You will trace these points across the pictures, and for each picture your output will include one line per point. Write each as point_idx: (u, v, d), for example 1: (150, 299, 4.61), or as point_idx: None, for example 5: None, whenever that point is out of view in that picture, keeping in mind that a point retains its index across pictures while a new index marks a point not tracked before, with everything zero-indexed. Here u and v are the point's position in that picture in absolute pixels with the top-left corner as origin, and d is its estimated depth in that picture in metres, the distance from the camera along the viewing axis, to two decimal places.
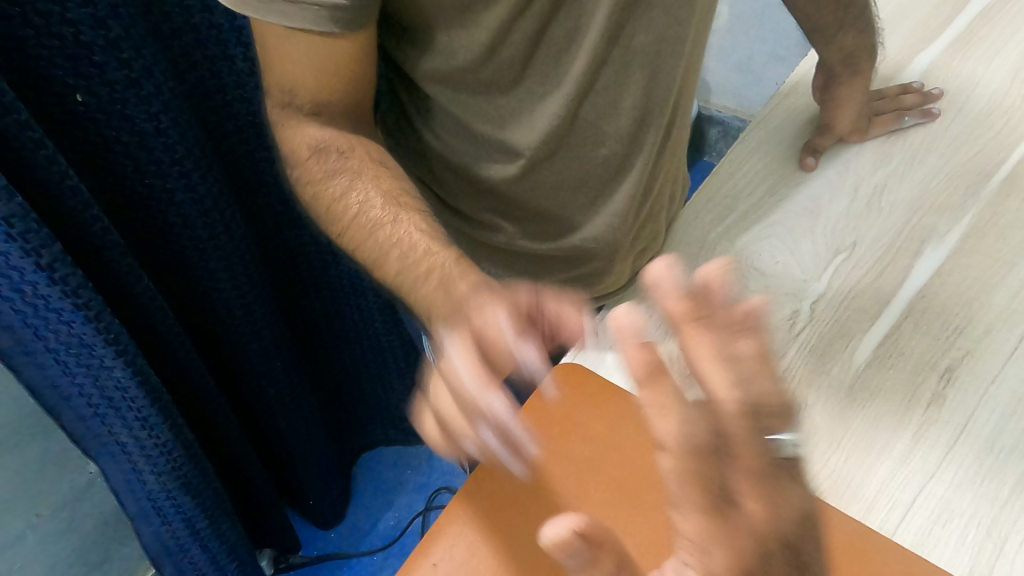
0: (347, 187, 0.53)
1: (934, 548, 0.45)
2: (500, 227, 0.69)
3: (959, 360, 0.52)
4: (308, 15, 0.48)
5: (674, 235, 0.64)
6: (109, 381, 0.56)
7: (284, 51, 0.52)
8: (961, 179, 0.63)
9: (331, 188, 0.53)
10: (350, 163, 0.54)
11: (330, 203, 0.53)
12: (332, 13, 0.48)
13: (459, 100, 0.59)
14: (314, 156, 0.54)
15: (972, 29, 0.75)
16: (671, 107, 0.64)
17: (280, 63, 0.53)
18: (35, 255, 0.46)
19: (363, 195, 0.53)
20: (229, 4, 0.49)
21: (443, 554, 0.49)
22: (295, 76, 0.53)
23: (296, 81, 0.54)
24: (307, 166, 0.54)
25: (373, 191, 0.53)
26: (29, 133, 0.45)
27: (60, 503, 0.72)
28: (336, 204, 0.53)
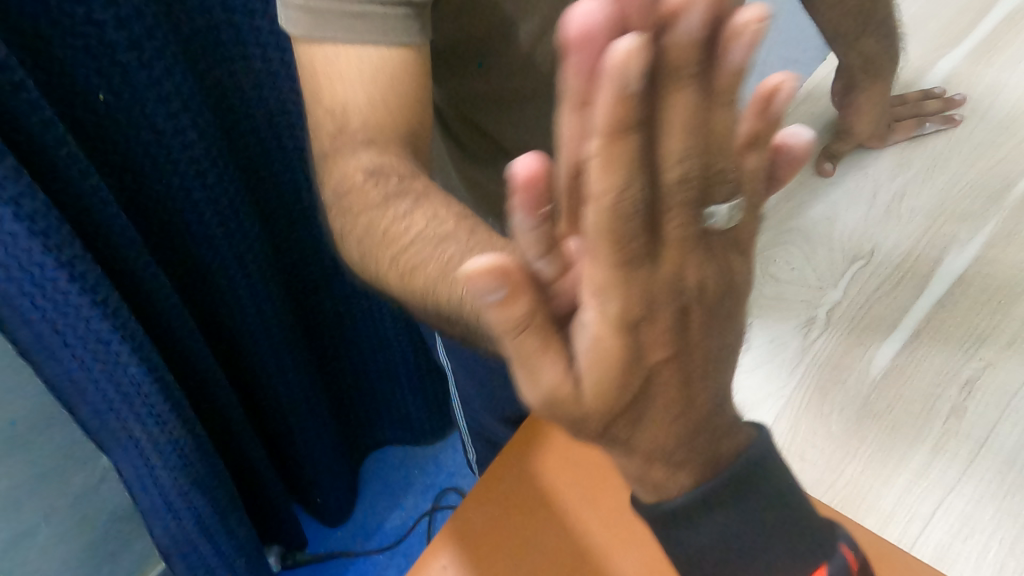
0: (409, 208, 0.45)
1: (952, 563, 0.44)
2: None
3: (980, 372, 0.51)
4: (375, 29, 0.47)
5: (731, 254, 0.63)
6: (124, 377, 0.56)
7: (331, 68, 0.48)
8: (983, 187, 0.62)
9: (386, 215, 0.45)
10: (411, 186, 0.46)
11: (387, 228, 0.45)
12: (402, 21, 0.48)
13: (495, 112, 0.63)
14: (369, 181, 0.46)
15: (996, 34, 0.73)
16: None
17: (328, 82, 0.49)
18: (56, 251, 0.47)
19: (431, 212, 0.45)
20: (291, 29, 0.48)
21: (452, 557, 0.49)
22: (343, 97, 0.49)
23: (347, 104, 0.49)
24: (361, 193, 0.46)
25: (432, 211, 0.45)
26: (54, 132, 0.46)
27: (72, 497, 0.73)
28: (396, 227, 0.44)
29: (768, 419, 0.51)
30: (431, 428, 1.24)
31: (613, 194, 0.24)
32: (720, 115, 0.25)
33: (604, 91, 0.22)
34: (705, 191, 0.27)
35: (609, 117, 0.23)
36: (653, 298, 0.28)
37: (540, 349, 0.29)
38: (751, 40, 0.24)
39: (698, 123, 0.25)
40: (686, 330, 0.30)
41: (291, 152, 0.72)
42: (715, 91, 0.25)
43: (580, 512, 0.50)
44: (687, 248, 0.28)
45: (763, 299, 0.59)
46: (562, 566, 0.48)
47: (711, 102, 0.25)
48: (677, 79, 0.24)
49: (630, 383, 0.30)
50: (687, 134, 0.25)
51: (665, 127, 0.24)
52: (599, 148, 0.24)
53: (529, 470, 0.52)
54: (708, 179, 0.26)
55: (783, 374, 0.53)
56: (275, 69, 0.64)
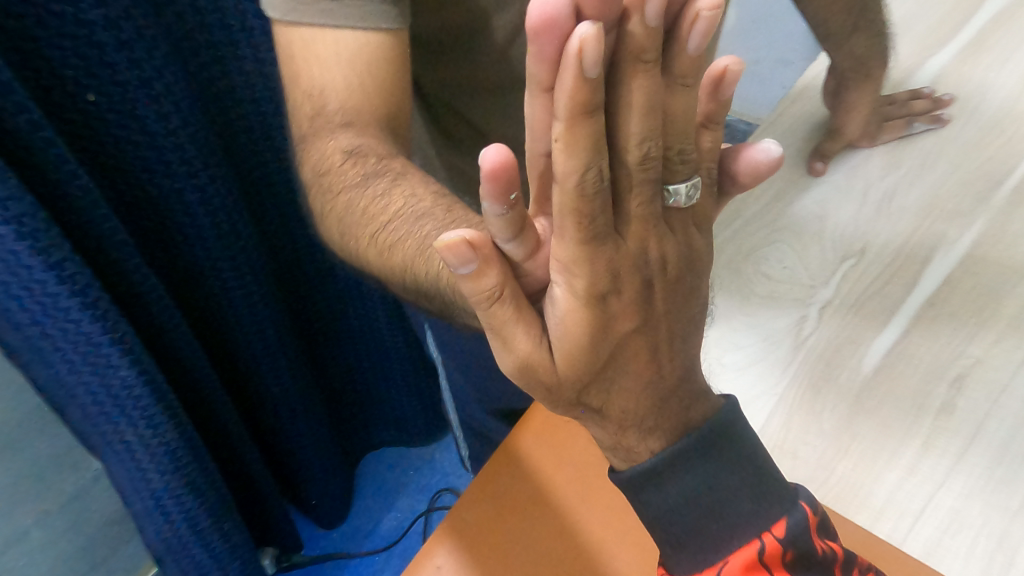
0: (388, 186, 0.45)
1: (942, 559, 0.44)
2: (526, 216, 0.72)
3: (969, 368, 0.52)
4: (353, 13, 0.48)
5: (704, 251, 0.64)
6: (115, 380, 0.56)
7: (309, 50, 0.49)
8: (971, 185, 0.63)
9: (366, 193, 0.45)
10: (390, 166, 0.46)
11: (367, 206, 0.45)
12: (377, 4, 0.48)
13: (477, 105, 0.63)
14: (348, 161, 0.47)
15: (983, 35, 0.74)
16: None
17: (307, 64, 0.50)
18: (44, 254, 0.46)
19: (409, 190, 0.45)
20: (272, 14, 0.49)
21: (447, 557, 0.49)
22: (321, 80, 0.49)
23: (324, 85, 0.49)
24: (339, 172, 0.47)
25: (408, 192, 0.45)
26: (42, 133, 0.46)
27: (64, 501, 0.73)
28: (374, 205, 0.45)
29: (761, 417, 0.52)
30: (426, 429, 1.24)
31: (577, 173, 0.30)
32: (676, 100, 0.31)
33: (566, 75, 0.27)
34: (663, 164, 0.33)
35: (572, 104, 0.28)
36: (617, 271, 0.34)
37: (514, 323, 0.33)
38: (705, 30, 0.28)
39: (655, 104, 0.30)
40: (651, 300, 0.36)
41: (283, 153, 0.72)
42: (671, 75, 0.30)
43: (575, 508, 0.50)
44: (649, 221, 0.34)
45: (755, 297, 0.59)
46: (556, 565, 0.49)
47: (667, 86, 0.31)
48: (635, 64, 0.29)
49: (602, 350, 0.35)
50: (643, 115, 0.30)
51: (628, 107, 0.30)
52: (561, 128, 0.29)
53: (523, 468, 0.52)
54: (667, 155, 0.33)
55: (776, 372, 0.54)
56: (267, 70, 0.64)
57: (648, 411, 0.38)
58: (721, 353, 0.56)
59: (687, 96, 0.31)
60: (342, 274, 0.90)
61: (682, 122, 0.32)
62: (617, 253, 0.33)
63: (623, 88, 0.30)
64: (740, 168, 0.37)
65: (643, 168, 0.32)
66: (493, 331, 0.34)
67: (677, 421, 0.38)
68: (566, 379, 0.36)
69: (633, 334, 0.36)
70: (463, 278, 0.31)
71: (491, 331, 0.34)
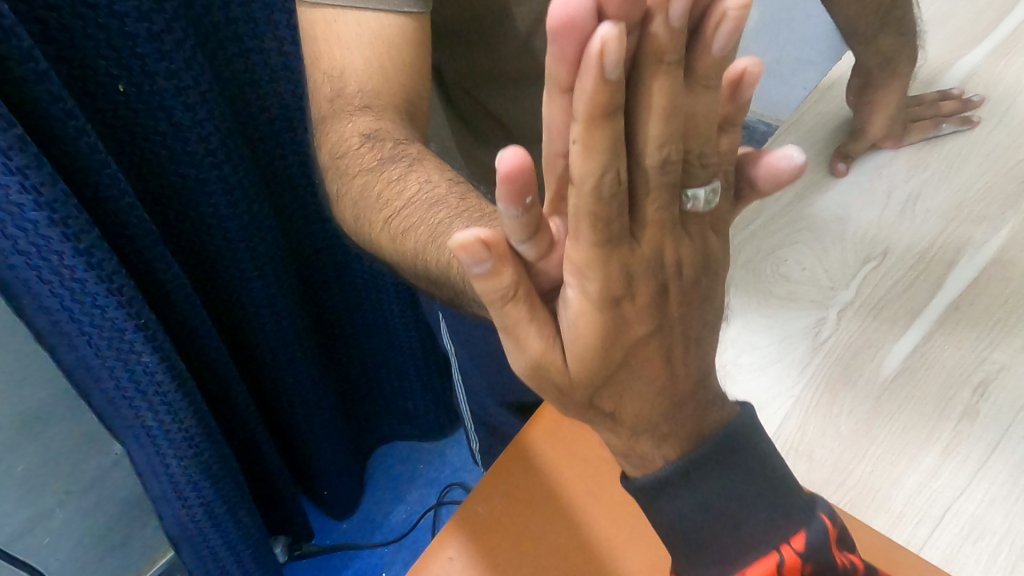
0: (405, 170, 0.46)
1: (962, 566, 0.44)
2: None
3: (994, 375, 0.51)
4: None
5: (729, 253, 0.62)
6: (138, 365, 0.57)
7: (331, 30, 0.50)
8: (999, 189, 0.61)
9: (382, 178, 0.46)
10: (407, 151, 0.47)
11: (382, 189, 0.46)
12: None
13: (499, 98, 0.63)
14: (366, 145, 0.47)
15: (1015, 36, 0.73)
16: None
17: (329, 50, 0.51)
18: (74, 240, 0.47)
19: (424, 176, 0.45)
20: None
21: (459, 548, 0.49)
22: (342, 62, 0.50)
23: (344, 66, 0.50)
24: (356, 155, 0.47)
25: (428, 173, 0.45)
26: (74, 122, 0.47)
27: (86, 483, 0.74)
28: (390, 189, 0.45)
29: (777, 419, 0.51)
30: (438, 424, 1.25)
31: (594, 177, 0.29)
32: (699, 102, 0.30)
33: (586, 77, 0.26)
34: (683, 169, 0.32)
35: (591, 106, 0.27)
36: (631, 275, 0.33)
37: (526, 323, 0.33)
38: (732, 29, 0.27)
39: (676, 108, 0.29)
40: (666, 308, 0.35)
41: (304, 146, 0.73)
42: (693, 74, 0.29)
43: (587, 505, 0.50)
44: (665, 226, 0.33)
45: (772, 297, 0.58)
46: (566, 561, 0.49)
47: (688, 86, 0.29)
48: (657, 65, 0.28)
49: (614, 354, 0.35)
50: (662, 118, 0.29)
51: (647, 108, 0.29)
52: (580, 131, 0.28)
53: (536, 462, 0.52)
54: (686, 157, 0.31)
55: (792, 373, 0.53)
56: (291, 64, 0.64)
57: (662, 418, 0.37)
58: (737, 354, 0.55)
59: (710, 97, 0.30)
60: (358, 267, 0.90)
61: (703, 125, 0.30)
62: (631, 256, 0.32)
63: (644, 89, 0.29)
64: (757, 172, 0.35)
65: (660, 173, 0.31)
66: (505, 329, 0.33)
67: (693, 431, 0.37)
68: (577, 382, 0.35)
69: (646, 339, 0.35)
70: (479, 279, 0.30)
71: (502, 331, 0.33)
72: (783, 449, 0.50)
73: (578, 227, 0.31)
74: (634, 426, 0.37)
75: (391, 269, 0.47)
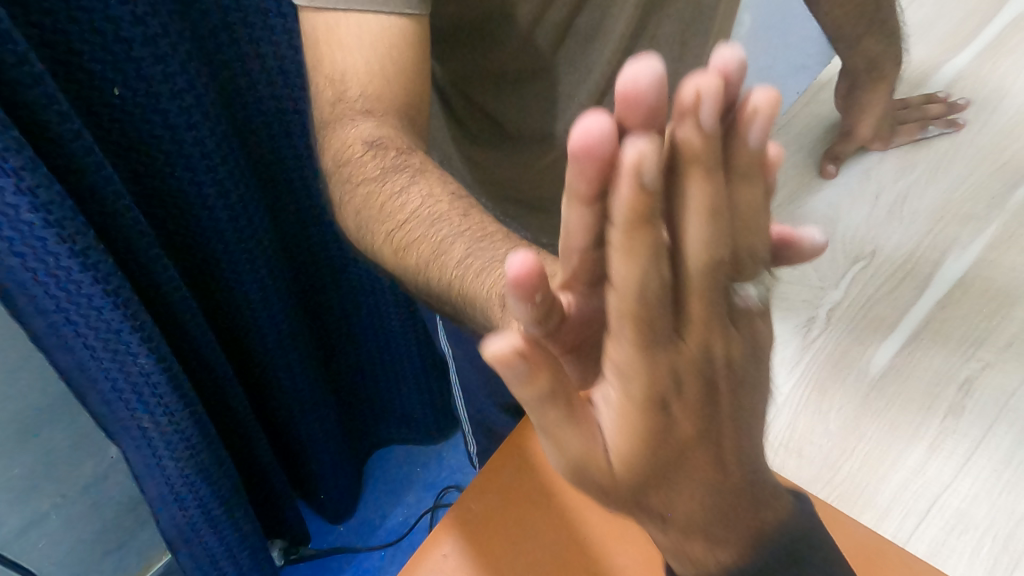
0: (408, 181, 0.47)
1: (947, 559, 0.44)
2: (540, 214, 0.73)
3: (979, 372, 0.51)
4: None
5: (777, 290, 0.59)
6: (133, 366, 0.57)
7: (332, 35, 0.50)
8: (985, 190, 0.62)
9: (385, 188, 0.46)
10: (411, 162, 0.48)
11: (385, 202, 0.46)
12: None
13: (494, 99, 0.63)
14: (368, 152, 0.48)
15: (1000, 39, 0.74)
16: None
17: (329, 49, 0.51)
18: (70, 241, 0.48)
19: (426, 188, 0.46)
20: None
21: (453, 546, 0.50)
22: (343, 67, 0.50)
23: (346, 70, 0.50)
24: (359, 164, 0.48)
25: (434, 187, 0.46)
26: (69, 125, 0.48)
27: (82, 485, 0.75)
28: (393, 202, 0.46)
29: (767, 417, 0.52)
30: (436, 427, 1.26)
31: (639, 280, 0.28)
32: (738, 194, 0.29)
33: (622, 185, 0.26)
34: (732, 266, 0.31)
35: (631, 214, 0.27)
36: (679, 374, 0.31)
37: (569, 430, 0.30)
38: (766, 122, 0.27)
39: (718, 206, 0.29)
40: (716, 404, 0.32)
41: (301, 150, 0.73)
42: (728, 167, 0.28)
43: (581, 505, 0.51)
44: (713, 318, 0.31)
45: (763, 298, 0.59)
46: (561, 562, 0.49)
47: (727, 180, 0.29)
48: (692, 168, 0.28)
49: (663, 457, 0.32)
50: (704, 216, 0.29)
51: (687, 211, 0.29)
52: (619, 239, 0.27)
53: (531, 461, 0.52)
54: (735, 252, 0.30)
55: (783, 372, 0.54)
56: (287, 68, 0.65)
57: (713, 518, 0.34)
58: None
59: (750, 189, 0.29)
60: (354, 271, 0.91)
61: (747, 218, 0.30)
62: (677, 353, 0.31)
63: (683, 190, 0.28)
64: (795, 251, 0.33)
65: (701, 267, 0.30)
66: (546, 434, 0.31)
67: (745, 530, 0.35)
68: (621, 484, 0.32)
69: (696, 439, 0.32)
70: (516, 384, 0.29)
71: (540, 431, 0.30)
72: (776, 447, 0.50)
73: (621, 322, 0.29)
74: (683, 525, 0.34)
75: (387, 271, 0.48)
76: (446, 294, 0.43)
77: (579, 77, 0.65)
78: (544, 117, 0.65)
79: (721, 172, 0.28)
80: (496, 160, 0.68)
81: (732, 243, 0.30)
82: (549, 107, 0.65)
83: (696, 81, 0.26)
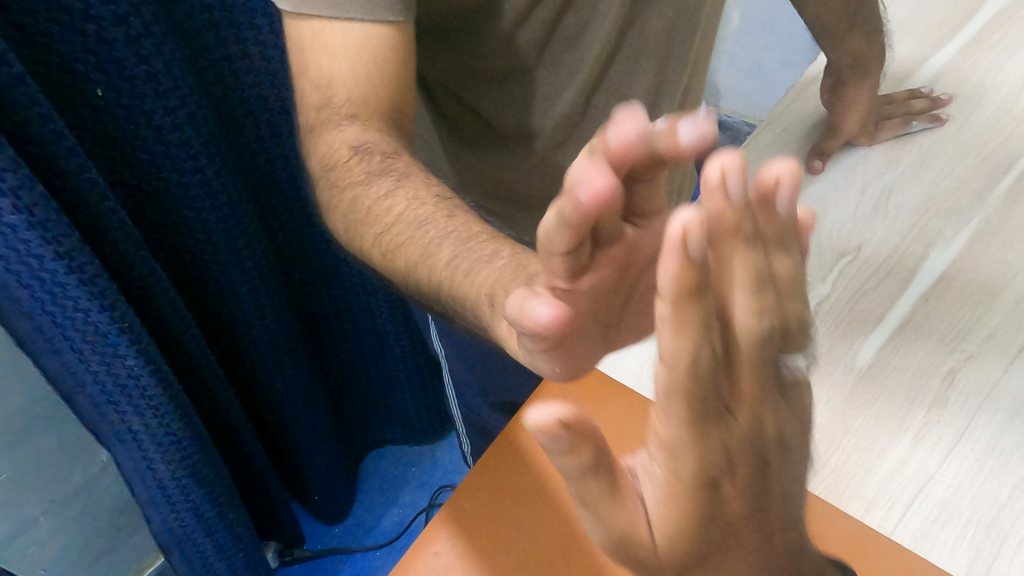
0: (392, 186, 0.46)
1: (931, 548, 0.45)
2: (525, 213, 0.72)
3: (962, 363, 0.52)
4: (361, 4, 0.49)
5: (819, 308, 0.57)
6: (122, 368, 0.57)
7: (317, 41, 0.50)
8: (968, 184, 0.63)
9: (373, 193, 0.46)
10: (395, 167, 0.48)
11: (371, 206, 0.46)
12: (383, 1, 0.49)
13: (479, 93, 0.63)
14: (354, 157, 0.48)
15: (982, 35, 0.75)
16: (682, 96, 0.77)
17: (316, 49, 0.50)
18: (54, 244, 0.47)
19: (412, 192, 0.46)
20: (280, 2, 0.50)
21: (445, 544, 0.49)
22: (328, 73, 0.50)
23: (332, 76, 0.50)
24: (345, 168, 0.48)
25: (421, 191, 0.46)
26: (51, 126, 0.47)
27: (71, 490, 0.74)
28: (379, 206, 0.46)
29: None
30: (429, 427, 1.26)
31: (690, 352, 0.30)
32: (781, 263, 0.31)
33: (669, 257, 0.27)
34: (783, 339, 0.33)
35: (676, 285, 0.28)
36: (729, 451, 0.33)
37: (608, 504, 0.31)
38: (791, 190, 0.30)
39: (762, 279, 0.30)
40: (763, 477, 0.34)
41: (289, 149, 0.73)
42: (766, 237, 0.30)
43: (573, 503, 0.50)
44: (763, 395, 0.33)
45: None
46: (556, 559, 0.49)
47: (767, 250, 0.30)
48: (733, 242, 0.30)
49: (708, 536, 0.34)
50: (750, 289, 0.30)
51: (732, 287, 0.31)
52: (668, 311, 0.29)
53: (521, 460, 0.52)
54: (786, 328, 0.32)
55: None
56: (274, 67, 0.65)
57: None
58: None
59: (794, 261, 0.31)
60: (346, 270, 0.91)
61: (795, 290, 0.32)
62: (727, 432, 0.33)
63: (727, 265, 0.30)
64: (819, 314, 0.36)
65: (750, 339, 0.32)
66: (589, 507, 0.32)
67: None
68: (666, 561, 0.34)
69: (743, 518, 0.35)
70: (557, 456, 0.29)
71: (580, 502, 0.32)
72: None
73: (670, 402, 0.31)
74: None
75: (376, 271, 0.48)
76: (436, 297, 0.43)
77: (567, 76, 0.64)
78: (530, 115, 0.65)
79: (761, 244, 0.30)
80: (480, 155, 0.68)
81: (779, 313, 0.32)
82: (533, 103, 0.64)
83: (722, 159, 0.28)
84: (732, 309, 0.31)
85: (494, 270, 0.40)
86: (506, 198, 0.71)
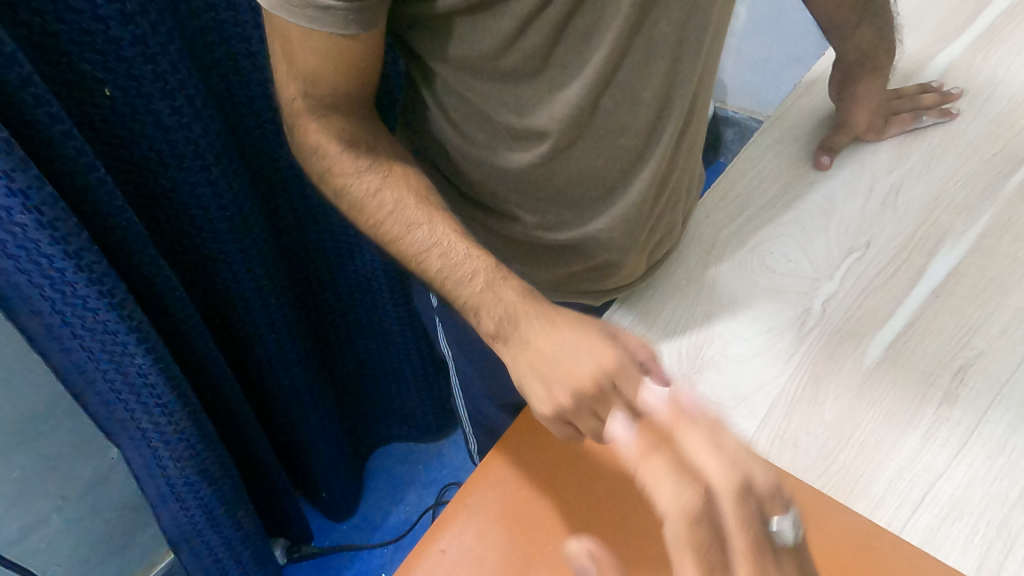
0: (379, 184, 0.54)
1: (941, 546, 0.45)
2: (517, 216, 0.64)
3: (972, 360, 0.52)
4: (339, 18, 0.45)
5: (742, 329, 0.57)
6: (131, 367, 0.57)
7: None
8: (979, 179, 0.62)
9: (363, 186, 0.54)
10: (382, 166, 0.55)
11: (363, 203, 0.54)
12: (362, 15, 0.45)
13: (470, 84, 0.55)
14: (343, 152, 0.54)
15: (992, 30, 0.74)
16: (694, 92, 0.58)
17: None
18: (63, 243, 0.48)
19: (397, 195, 0.54)
20: None
21: (451, 541, 0.48)
22: (327, 74, 0.51)
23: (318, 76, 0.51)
24: (336, 162, 0.54)
25: (405, 192, 0.55)
26: (60, 126, 0.47)
27: (83, 487, 0.75)
28: (370, 202, 0.54)
29: (763, 407, 0.52)
30: (435, 424, 1.26)
31: (678, 501, 0.39)
32: (722, 438, 0.41)
33: (628, 446, 0.42)
34: (758, 503, 0.39)
35: (636, 446, 0.42)
36: None
37: None
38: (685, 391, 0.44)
39: (714, 445, 0.40)
40: None
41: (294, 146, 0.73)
42: (699, 423, 0.42)
43: (578, 499, 0.49)
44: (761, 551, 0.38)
45: (759, 290, 0.59)
46: (564, 559, 0.47)
47: (706, 431, 0.41)
48: (673, 430, 0.42)
49: None
50: (707, 452, 0.40)
51: (687, 454, 0.40)
52: (639, 458, 0.42)
53: (525, 456, 0.51)
54: (754, 493, 0.39)
55: (780, 362, 0.54)
56: None
57: None
58: (724, 345, 0.56)
59: (727, 434, 0.41)
60: (353, 267, 0.91)
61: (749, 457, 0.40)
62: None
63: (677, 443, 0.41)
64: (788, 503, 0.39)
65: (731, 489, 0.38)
66: None
67: None
68: None
69: None
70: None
71: None
72: (769, 438, 0.50)
73: (682, 559, 0.38)
74: None
75: None
76: None
77: (572, 74, 0.53)
78: (526, 114, 0.55)
79: (698, 427, 0.41)
80: (473, 150, 0.60)
81: (748, 473, 0.39)
82: (529, 101, 0.55)
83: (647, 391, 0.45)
84: (707, 472, 0.39)
85: (474, 289, 0.50)
86: (517, 203, 0.63)
